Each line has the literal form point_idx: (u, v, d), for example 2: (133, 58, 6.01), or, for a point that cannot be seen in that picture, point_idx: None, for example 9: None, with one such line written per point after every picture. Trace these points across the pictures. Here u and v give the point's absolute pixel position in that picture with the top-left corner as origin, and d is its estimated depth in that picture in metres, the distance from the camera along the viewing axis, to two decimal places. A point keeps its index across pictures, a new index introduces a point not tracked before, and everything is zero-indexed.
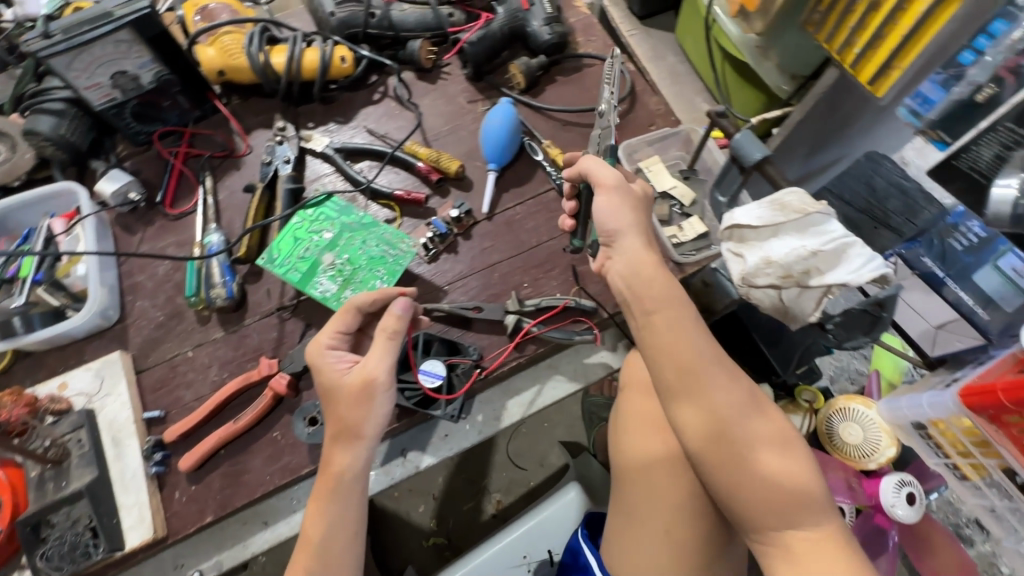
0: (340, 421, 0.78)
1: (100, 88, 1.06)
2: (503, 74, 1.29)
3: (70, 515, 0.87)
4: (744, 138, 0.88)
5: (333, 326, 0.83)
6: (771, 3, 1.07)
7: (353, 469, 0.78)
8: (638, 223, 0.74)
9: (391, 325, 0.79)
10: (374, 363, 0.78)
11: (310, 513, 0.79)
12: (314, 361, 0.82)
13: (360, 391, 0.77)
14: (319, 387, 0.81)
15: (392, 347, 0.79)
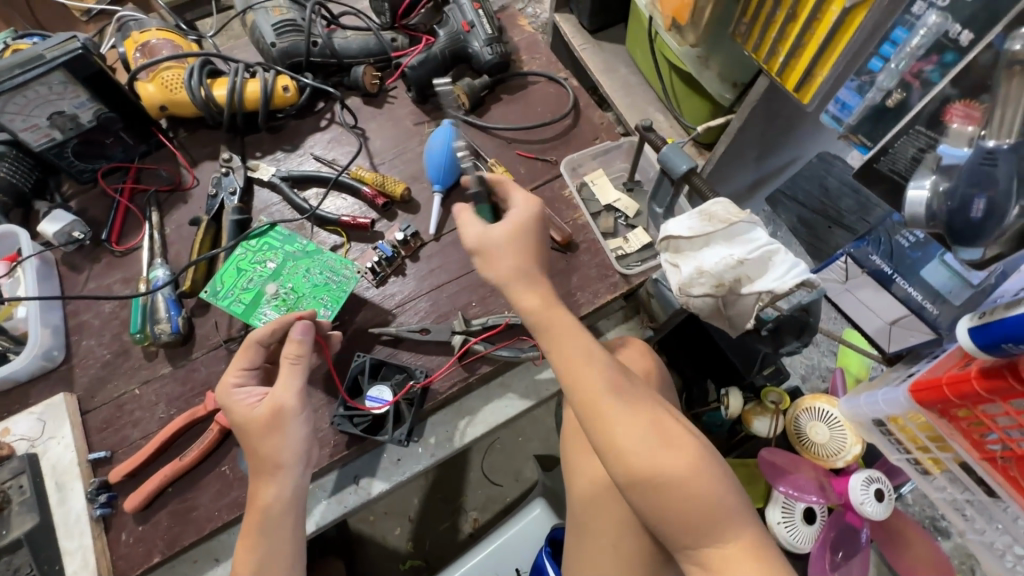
0: (257, 455, 0.77)
1: (38, 129, 1.06)
2: (449, 95, 1.31)
3: (10, 565, 0.85)
4: (670, 151, 0.89)
5: (241, 361, 0.83)
6: (701, 15, 1.10)
7: (282, 500, 0.77)
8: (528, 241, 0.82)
9: (293, 350, 0.81)
10: (282, 390, 0.79)
11: (241, 554, 0.77)
12: (223, 400, 0.80)
13: (269, 421, 0.77)
14: (233, 426, 0.80)
15: (296, 371, 0.81)
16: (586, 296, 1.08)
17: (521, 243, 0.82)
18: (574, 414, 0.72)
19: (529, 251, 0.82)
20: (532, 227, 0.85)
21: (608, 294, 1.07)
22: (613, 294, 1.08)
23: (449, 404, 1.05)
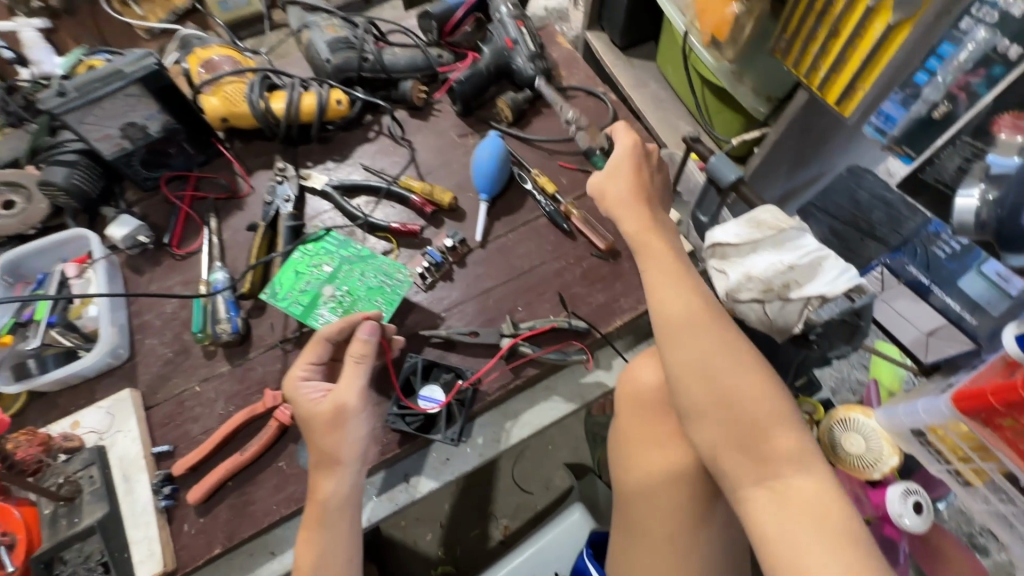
0: (320, 450, 0.79)
1: (111, 139, 1.12)
2: (492, 109, 1.36)
3: (82, 551, 0.90)
4: (718, 161, 0.92)
5: (309, 356, 0.85)
6: (741, 33, 1.13)
7: (339, 495, 0.78)
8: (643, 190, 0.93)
9: (357, 349, 0.82)
10: (346, 389, 0.80)
11: (303, 543, 0.79)
12: (290, 394, 0.83)
13: (332, 418, 0.79)
14: (298, 418, 0.82)
15: (361, 372, 0.82)
16: (629, 302, 1.11)
17: (639, 175, 0.95)
18: (678, 334, 0.79)
19: (640, 186, 0.95)
20: (645, 168, 0.97)
21: None
22: None
23: (495, 406, 1.08)
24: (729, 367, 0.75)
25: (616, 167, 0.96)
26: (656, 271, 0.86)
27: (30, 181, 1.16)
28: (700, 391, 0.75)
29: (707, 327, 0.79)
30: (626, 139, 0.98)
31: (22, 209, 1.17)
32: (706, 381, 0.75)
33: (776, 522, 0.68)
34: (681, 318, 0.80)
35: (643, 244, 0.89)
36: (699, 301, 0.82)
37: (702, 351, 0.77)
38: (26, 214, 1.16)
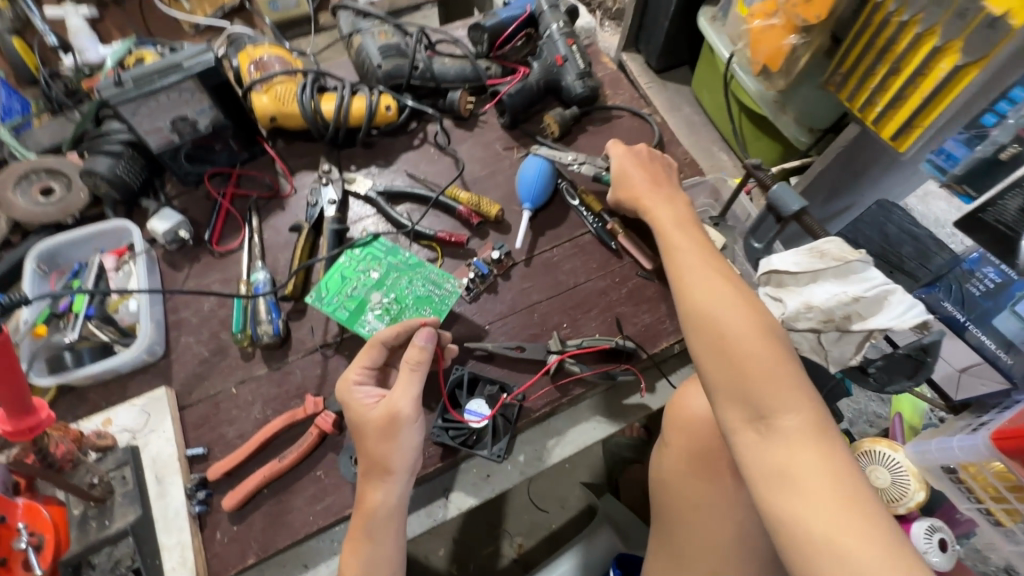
0: (370, 457, 0.77)
1: (160, 132, 1.11)
2: (537, 123, 1.36)
3: (111, 556, 0.86)
4: (781, 190, 0.93)
5: (365, 359, 0.83)
6: (795, 64, 1.15)
7: (388, 504, 0.76)
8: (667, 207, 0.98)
9: (413, 356, 0.78)
10: (400, 396, 0.77)
11: (347, 553, 0.76)
12: (342, 396, 0.82)
13: (384, 426, 0.76)
14: (350, 422, 0.81)
15: (416, 380, 0.78)
16: (675, 324, 1.11)
17: (646, 175, 1.05)
18: (685, 279, 0.81)
19: (653, 177, 1.05)
20: (654, 166, 1.08)
21: None
22: None
23: (537, 423, 1.07)
24: (730, 308, 0.75)
25: (621, 171, 1.06)
26: (675, 240, 0.91)
27: (73, 169, 1.15)
28: (698, 333, 0.75)
29: (718, 277, 0.81)
30: (619, 152, 1.09)
31: (62, 198, 1.15)
32: (704, 319, 0.75)
33: (763, 464, 0.64)
34: (691, 270, 0.83)
35: (660, 221, 0.96)
36: (716, 262, 0.85)
37: (705, 294, 0.78)
38: (66, 203, 1.14)
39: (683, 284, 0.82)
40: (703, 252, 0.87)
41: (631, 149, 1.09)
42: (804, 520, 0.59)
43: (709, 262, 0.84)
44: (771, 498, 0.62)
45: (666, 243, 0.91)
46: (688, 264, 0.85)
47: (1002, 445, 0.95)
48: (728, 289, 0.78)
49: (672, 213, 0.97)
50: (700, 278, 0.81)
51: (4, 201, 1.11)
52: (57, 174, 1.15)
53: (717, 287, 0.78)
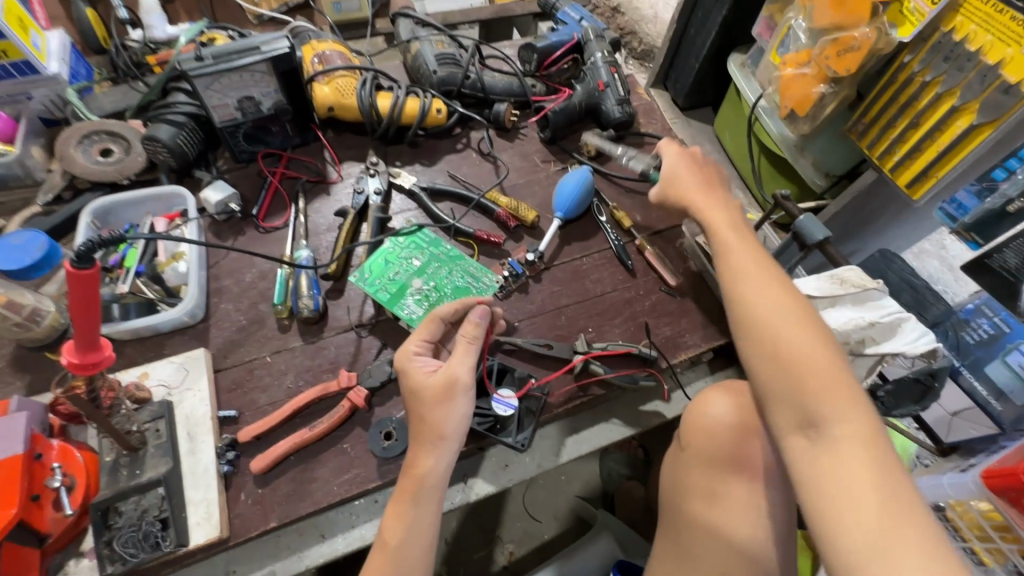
0: (424, 423, 0.82)
1: (226, 108, 1.16)
2: (575, 142, 1.44)
3: (139, 505, 0.87)
4: (807, 220, 1.02)
5: (423, 333, 0.89)
6: (821, 111, 1.25)
7: (436, 471, 0.80)
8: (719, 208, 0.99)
9: (470, 331, 0.85)
10: (458, 365, 0.83)
11: (389, 517, 0.79)
12: (400, 365, 0.86)
13: (441, 391, 0.82)
14: (404, 390, 0.85)
15: (472, 353, 0.85)
16: (694, 339, 1.17)
17: (698, 172, 1.05)
18: (746, 283, 0.84)
19: (707, 175, 1.05)
20: (708, 164, 1.08)
21: (714, 340, 1.18)
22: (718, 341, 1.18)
23: (556, 420, 1.11)
24: (787, 317, 0.78)
25: (677, 169, 1.06)
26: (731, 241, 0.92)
27: (133, 134, 1.20)
28: (756, 340, 0.78)
29: (774, 283, 0.83)
30: (676, 152, 1.09)
31: (119, 160, 1.18)
32: (761, 324, 0.79)
33: (812, 467, 0.68)
34: (748, 276, 0.85)
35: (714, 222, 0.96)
36: (773, 268, 0.87)
37: (762, 300, 0.81)
38: (122, 166, 1.18)
39: (741, 286, 0.85)
40: (758, 256, 0.89)
41: (686, 148, 1.10)
42: (850, 520, 0.62)
43: (764, 268, 0.86)
44: (819, 498, 0.65)
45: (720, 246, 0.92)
46: (744, 269, 0.86)
47: (992, 482, 0.99)
48: (786, 298, 0.80)
49: (724, 212, 0.98)
50: (756, 284, 0.83)
51: (64, 156, 1.15)
52: (118, 137, 1.19)
53: (775, 295, 0.81)
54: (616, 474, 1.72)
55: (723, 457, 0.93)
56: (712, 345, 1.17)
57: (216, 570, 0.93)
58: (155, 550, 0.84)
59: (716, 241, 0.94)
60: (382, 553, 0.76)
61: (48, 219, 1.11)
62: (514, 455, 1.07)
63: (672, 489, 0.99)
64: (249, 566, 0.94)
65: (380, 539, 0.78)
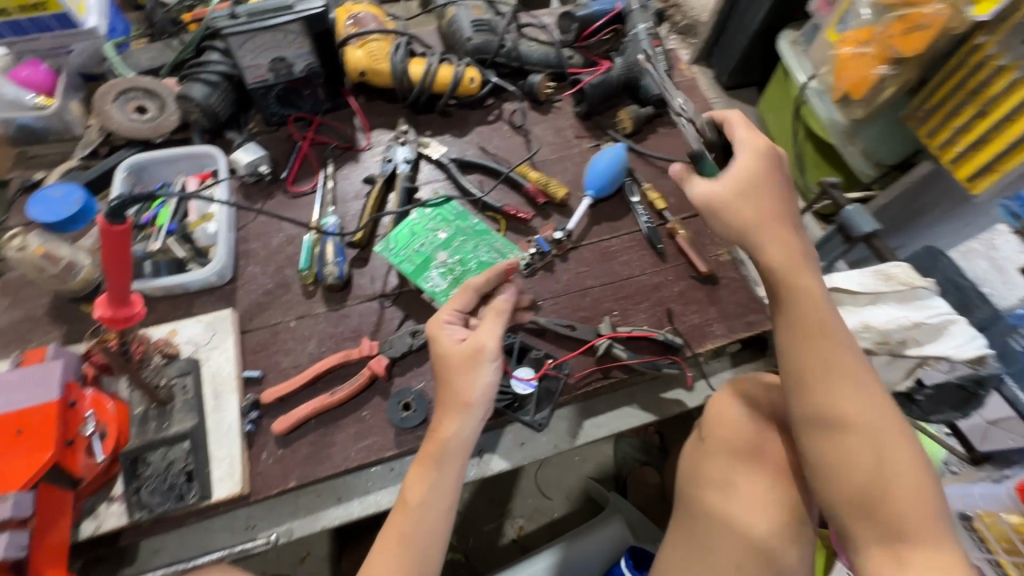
0: (450, 387, 0.82)
1: (258, 69, 1.15)
2: (610, 118, 1.39)
3: (166, 457, 0.90)
4: (856, 211, 0.95)
5: (456, 302, 0.89)
6: (878, 94, 1.18)
7: (460, 436, 0.80)
8: (773, 217, 0.76)
9: (498, 305, 0.87)
10: (485, 334, 0.83)
11: (412, 479, 0.80)
12: (429, 332, 0.87)
13: (467, 358, 0.82)
14: (432, 356, 0.86)
15: (499, 323, 0.86)
16: (722, 329, 1.14)
17: (764, 184, 0.76)
18: (820, 352, 0.72)
19: (780, 192, 0.78)
20: (778, 168, 0.79)
21: (744, 332, 1.14)
22: (747, 332, 1.14)
23: (575, 402, 1.10)
24: (884, 436, 0.69)
25: (755, 182, 0.77)
26: (819, 307, 0.73)
27: (167, 92, 1.20)
28: (847, 463, 0.68)
29: (865, 380, 0.71)
30: (750, 157, 0.78)
31: (154, 118, 1.19)
32: (839, 437, 0.69)
33: None
34: (836, 368, 0.71)
35: (794, 279, 0.75)
36: (856, 354, 0.74)
37: (856, 407, 0.69)
38: (157, 124, 1.19)
39: (814, 359, 0.72)
40: (839, 331, 0.74)
41: (767, 146, 0.79)
42: None
43: (849, 354, 0.72)
44: None
45: (793, 310, 0.74)
46: (834, 360, 0.71)
47: None
48: (879, 403, 0.70)
49: (780, 224, 0.76)
50: (847, 381, 0.70)
51: (101, 112, 1.16)
52: (153, 95, 1.19)
53: (869, 401, 0.70)
54: (630, 459, 1.71)
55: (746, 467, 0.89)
56: (741, 336, 1.14)
57: (237, 523, 0.96)
58: (180, 501, 0.88)
59: (793, 298, 0.74)
60: (401, 510, 0.78)
61: (85, 174, 1.13)
62: (530, 434, 1.06)
63: (688, 481, 0.96)
64: (268, 523, 0.97)
65: (401, 496, 0.80)
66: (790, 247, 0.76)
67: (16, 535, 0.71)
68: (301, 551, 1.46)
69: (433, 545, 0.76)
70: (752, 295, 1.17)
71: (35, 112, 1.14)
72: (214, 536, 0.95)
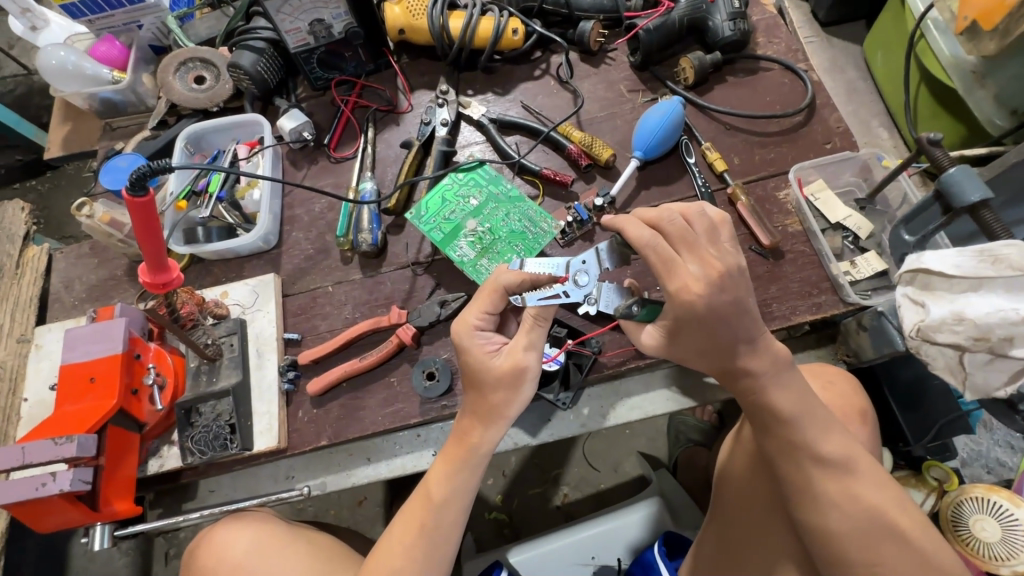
0: (488, 405, 0.77)
1: (299, 33, 1.14)
2: (671, 67, 1.23)
3: (215, 409, 0.98)
4: (960, 175, 0.84)
5: (482, 304, 0.78)
6: (1016, 27, 0.95)
7: (490, 443, 0.78)
8: (700, 320, 0.68)
9: (542, 313, 0.75)
10: (528, 352, 0.76)
11: (437, 471, 0.79)
12: (461, 342, 0.78)
13: (510, 377, 0.76)
14: (464, 365, 0.79)
15: (540, 334, 0.77)
16: (781, 310, 1.01)
17: (713, 318, 0.68)
18: (800, 453, 0.73)
19: (733, 314, 0.68)
20: (728, 298, 0.67)
21: (808, 314, 1.01)
22: (813, 315, 1.01)
23: (608, 380, 1.04)
24: (879, 538, 0.68)
25: (697, 319, 0.68)
26: (794, 428, 0.73)
27: (222, 61, 1.25)
28: (843, 565, 0.70)
29: (857, 486, 0.71)
30: (696, 287, 0.66)
31: (210, 87, 1.24)
32: (827, 521, 0.71)
33: None
34: (823, 483, 0.72)
35: (773, 402, 0.74)
36: (854, 451, 0.73)
37: (844, 499, 0.70)
38: (213, 93, 1.23)
39: (795, 454, 0.73)
40: (833, 436, 0.73)
41: (706, 279, 0.66)
42: None
43: (837, 449, 0.73)
44: None
45: (771, 433, 0.75)
46: (816, 474, 0.72)
47: None
48: (876, 507, 0.69)
49: (719, 315, 0.67)
50: (834, 496, 0.71)
51: (165, 84, 1.22)
52: (210, 65, 1.24)
53: (862, 507, 0.70)
54: (685, 438, 1.60)
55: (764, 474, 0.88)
56: (804, 319, 1.01)
57: (278, 473, 1.04)
58: (223, 450, 0.96)
59: (763, 413, 0.75)
60: (425, 503, 0.78)
61: (152, 144, 1.21)
62: (558, 411, 1.03)
63: (716, 487, 0.99)
64: (305, 475, 1.04)
65: (423, 488, 0.79)
66: (749, 375, 0.74)
67: (81, 471, 0.82)
68: (359, 495, 1.57)
69: (449, 537, 0.77)
70: (824, 272, 1.03)
71: (111, 86, 1.24)
72: (260, 482, 1.04)
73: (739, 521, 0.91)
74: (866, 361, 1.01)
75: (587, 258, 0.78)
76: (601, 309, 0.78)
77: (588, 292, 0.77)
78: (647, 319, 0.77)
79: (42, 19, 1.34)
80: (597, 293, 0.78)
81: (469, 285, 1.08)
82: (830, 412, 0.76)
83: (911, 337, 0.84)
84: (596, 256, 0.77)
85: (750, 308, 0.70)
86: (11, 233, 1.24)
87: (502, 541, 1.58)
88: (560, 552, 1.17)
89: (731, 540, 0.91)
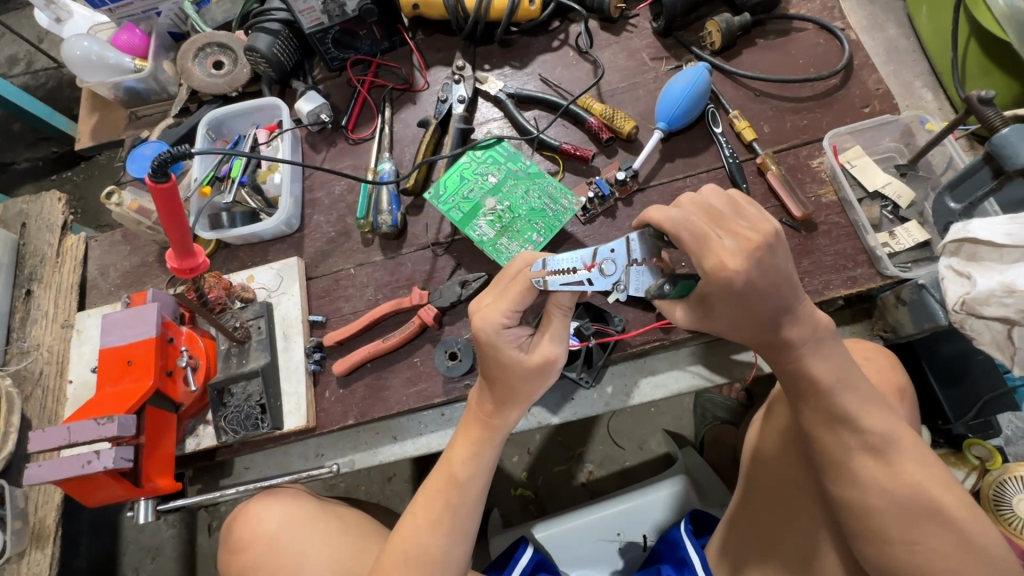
0: (514, 392, 0.76)
1: (312, 12, 1.12)
2: (697, 32, 1.18)
3: (246, 389, 1.02)
4: (1013, 135, 0.80)
5: (508, 301, 0.73)
6: None
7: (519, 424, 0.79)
8: (737, 295, 0.65)
9: (564, 301, 0.74)
10: (553, 344, 0.75)
11: (463, 448, 0.80)
12: (488, 339, 0.73)
13: (537, 369, 0.75)
14: (488, 358, 0.75)
15: (564, 322, 0.77)
16: (814, 284, 0.98)
17: (749, 294, 0.65)
18: (840, 427, 0.71)
19: (768, 286, 0.66)
20: (761, 268, 0.64)
21: (843, 289, 0.97)
22: (848, 289, 0.97)
23: (631, 358, 1.03)
24: (919, 517, 0.66)
25: (731, 295, 0.65)
26: (834, 399, 0.71)
27: (238, 45, 1.24)
28: (879, 543, 0.68)
29: (900, 463, 0.68)
30: (731, 262, 0.63)
31: (229, 72, 1.24)
32: (865, 497, 0.69)
33: None
34: (863, 457, 0.69)
35: (812, 373, 0.71)
36: (897, 428, 0.70)
37: (885, 474, 0.68)
38: (232, 78, 1.23)
39: (834, 429, 0.71)
40: (874, 411, 0.70)
41: (742, 255, 0.63)
42: None
43: (882, 424, 0.70)
44: None
45: (808, 403, 0.73)
46: (854, 448, 0.70)
47: None
48: (917, 483, 0.67)
49: (753, 288, 0.65)
50: (875, 473, 0.69)
51: (185, 70, 1.22)
52: (228, 49, 1.25)
53: (902, 484, 0.67)
54: (711, 416, 1.57)
55: (796, 453, 0.86)
56: (839, 293, 0.97)
57: (308, 451, 1.08)
58: (255, 429, 0.98)
59: (799, 385, 0.73)
60: (449, 483, 0.78)
61: (175, 131, 1.22)
62: (581, 390, 1.02)
63: (745, 465, 0.97)
64: (335, 452, 1.08)
65: (447, 467, 0.80)
66: (790, 347, 0.71)
67: (123, 449, 0.85)
68: (388, 472, 1.61)
69: (470, 516, 0.78)
70: (860, 245, 0.98)
71: (134, 75, 1.25)
72: (291, 459, 1.08)
73: (771, 500, 0.89)
74: (904, 337, 0.98)
75: (615, 246, 0.73)
76: (631, 294, 0.73)
77: (617, 280, 0.72)
78: (681, 296, 0.74)
79: (66, 11, 1.37)
80: (626, 278, 0.73)
81: (490, 264, 1.08)
82: (872, 386, 0.72)
83: (955, 311, 0.83)
84: (626, 246, 0.72)
85: (788, 278, 0.67)
86: (50, 223, 1.28)
87: (529, 518, 1.59)
88: (585, 527, 1.18)
89: (763, 517, 0.90)
